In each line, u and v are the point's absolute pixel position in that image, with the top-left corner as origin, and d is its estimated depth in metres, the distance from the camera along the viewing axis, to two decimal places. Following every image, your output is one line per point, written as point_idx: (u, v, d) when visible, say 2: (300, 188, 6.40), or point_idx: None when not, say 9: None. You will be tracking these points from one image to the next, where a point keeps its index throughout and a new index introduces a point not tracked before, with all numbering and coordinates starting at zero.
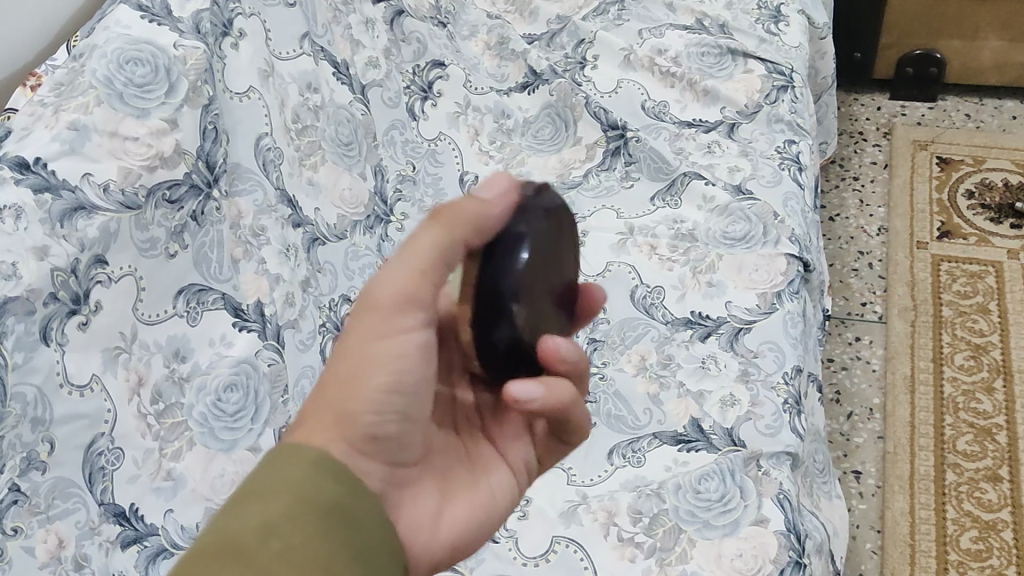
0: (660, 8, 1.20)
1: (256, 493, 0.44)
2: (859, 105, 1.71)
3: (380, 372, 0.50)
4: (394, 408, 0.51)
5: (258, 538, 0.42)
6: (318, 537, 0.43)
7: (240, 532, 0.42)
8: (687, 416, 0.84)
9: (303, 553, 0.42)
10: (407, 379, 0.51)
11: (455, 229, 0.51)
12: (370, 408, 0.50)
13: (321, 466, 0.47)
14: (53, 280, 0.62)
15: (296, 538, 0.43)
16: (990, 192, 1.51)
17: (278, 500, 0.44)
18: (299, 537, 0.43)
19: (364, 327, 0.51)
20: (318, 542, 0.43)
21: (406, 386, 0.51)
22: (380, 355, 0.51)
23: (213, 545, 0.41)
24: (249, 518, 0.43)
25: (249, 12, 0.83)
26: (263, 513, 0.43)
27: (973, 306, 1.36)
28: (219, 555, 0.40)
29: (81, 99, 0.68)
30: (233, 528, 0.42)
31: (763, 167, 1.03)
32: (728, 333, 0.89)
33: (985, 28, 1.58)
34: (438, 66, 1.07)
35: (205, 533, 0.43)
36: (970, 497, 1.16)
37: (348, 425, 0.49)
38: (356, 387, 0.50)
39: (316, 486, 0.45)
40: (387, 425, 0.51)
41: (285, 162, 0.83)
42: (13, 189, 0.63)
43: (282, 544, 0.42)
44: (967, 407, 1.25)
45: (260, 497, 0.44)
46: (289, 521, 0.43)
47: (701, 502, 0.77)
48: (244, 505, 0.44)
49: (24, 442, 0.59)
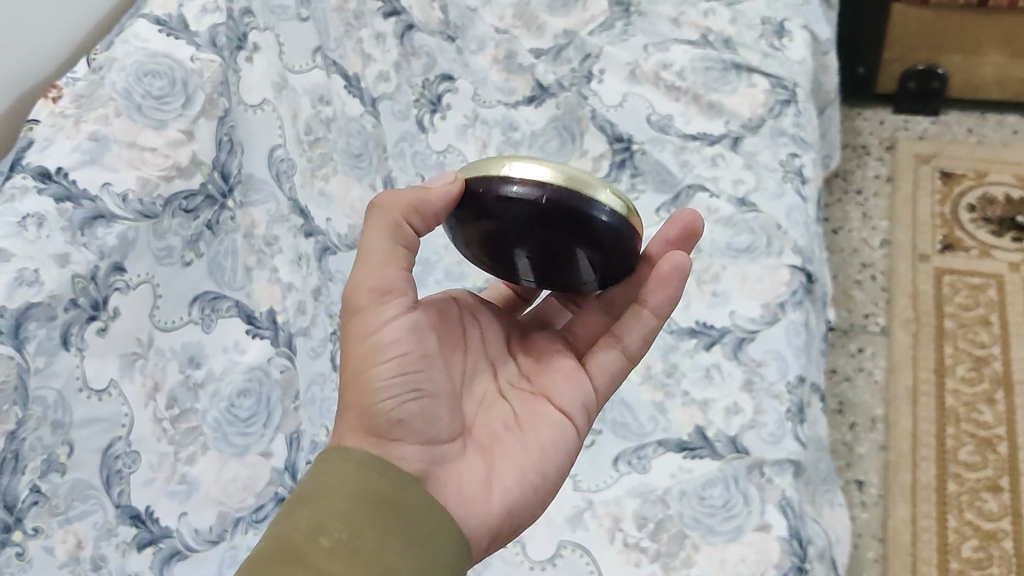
0: (665, 23, 1.22)
1: (310, 494, 0.51)
2: (863, 118, 1.72)
3: (380, 362, 0.56)
4: (404, 387, 0.57)
5: (308, 539, 0.48)
6: (366, 529, 0.49)
7: (293, 531, 0.49)
8: (692, 424, 0.85)
9: (352, 544, 0.48)
10: (408, 360, 0.57)
11: (397, 211, 0.57)
12: (380, 397, 0.56)
13: (366, 465, 0.52)
14: (74, 287, 0.63)
15: (343, 535, 0.48)
16: (992, 206, 1.53)
17: (327, 500, 0.50)
18: (346, 532, 0.49)
19: (354, 329, 0.58)
20: (368, 533, 0.49)
21: (408, 367, 0.57)
22: (377, 348, 0.57)
23: (271, 549, 0.48)
24: (302, 518, 0.49)
25: (263, 27, 0.85)
26: (314, 513, 0.49)
27: (974, 318, 1.37)
28: (276, 555, 0.47)
29: (101, 111, 0.70)
30: (288, 527, 0.49)
31: (767, 179, 1.05)
32: (731, 342, 0.91)
33: (987, 43, 1.60)
34: (447, 80, 1.09)
35: (268, 532, 0.50)
36: (971, 506, 1.17)
37: (367, 418, 0.56)
38: (363, 381, 0.56)
39: (364, 484, 0.51)
40: (401, 407, 0.56)
41: (298, 173, 0.85)
42: (36, 198, 0.65)
43: (331, 540, 0.48)
44: (969, 417, 1.26)
45: (314, 494, 0.51)
46: (340, 519, 0.49)
47: (706, 508, 0.78)
48: (300, 504, 0.50)
49: (45, 444, 0.60)
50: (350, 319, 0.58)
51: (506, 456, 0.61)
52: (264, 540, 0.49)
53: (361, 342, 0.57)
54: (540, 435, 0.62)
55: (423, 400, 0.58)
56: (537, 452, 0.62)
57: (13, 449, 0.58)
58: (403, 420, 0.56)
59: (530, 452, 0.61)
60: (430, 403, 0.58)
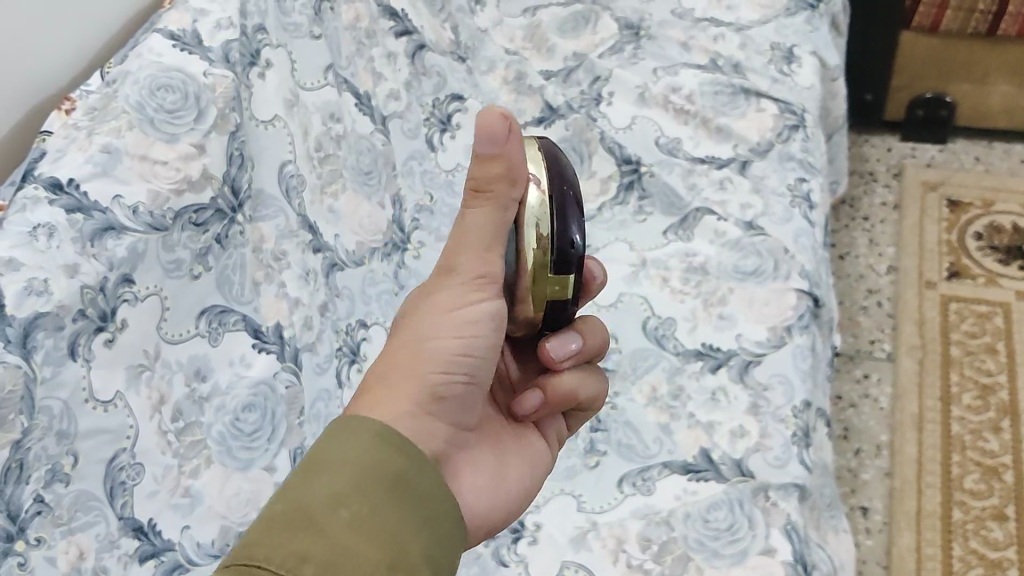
0: (675, 47, 1.23)
1: (322, 466, 0.46)
2: (870, 145, 1.73)
3: (449, 338, 0.56)
4: (463, 367, 0.56)
5: (328, 509, 0.44)
6: (380, 506, 0.45)
7: (311, 502, 0.44)
8: (697, 446, 0.85)
9: (372, 519, 0.44)
10: (477, 346, 0.56)
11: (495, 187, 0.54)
12: (435, 373, 0.55)
13: (383, 437, 0.48)
14: (83, 297, 0.63)
15: (363, 508, 0.44)
16: (999, 234, 1.53)
17: (338, 472, 0.45)
18: (366, 506, 0.44)
19: (439, 303, 0.56)
20: (388, 512, 0.45)
21: (475, 352, 0.56)
22: (458, 323, 0.56)
23: (285, 517, 0.43)
24: (320, 488, 0.45)
25: (276, 44, 0.85)
26: (331, 485, 0.45)
27: (980, 346, 1.37)
28: (290, 522, 0.43)
29: (114, 124, 0.70)
30: (305, 496, 0.44)
31: (775, 204, 1.04)
32: (737, 365, 0.90)
33: (995, 73, 1.60)
34: (457, 100, 1.10)
35: (278, 498, 0.45)
36: (976, 535, 1.16)
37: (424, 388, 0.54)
38: (435, 352, 0.55)
39: (378, 459, 0.47)
40: (453, 386, 0.56)
41: (307, 189, 0.86)
42: (47, 208, 0.65)
43: (352, 513, 0.44)
44: (975, 445, 1.25)
45: (331, 463, 0.46)
46: (359, 492, 0.45)
47: (710, 531, 0.78)
48: (316, 472, 0.46)
49: (49, 454, 0.60)
50: (440, 294, 0.57)
51: (506, 461, 0.63)
52: (275, 502, 0.45)
53: (438, 316, 0.56)
54: (529, 444, 0.66)
55: (470, 386, 0.57)
56: (528, 461, 0.65)
57: (18, 459, 0.58)
58: (460, 401, 0.56)
59: (526, 462, 0.65)
60: (476, 392, 0.58)
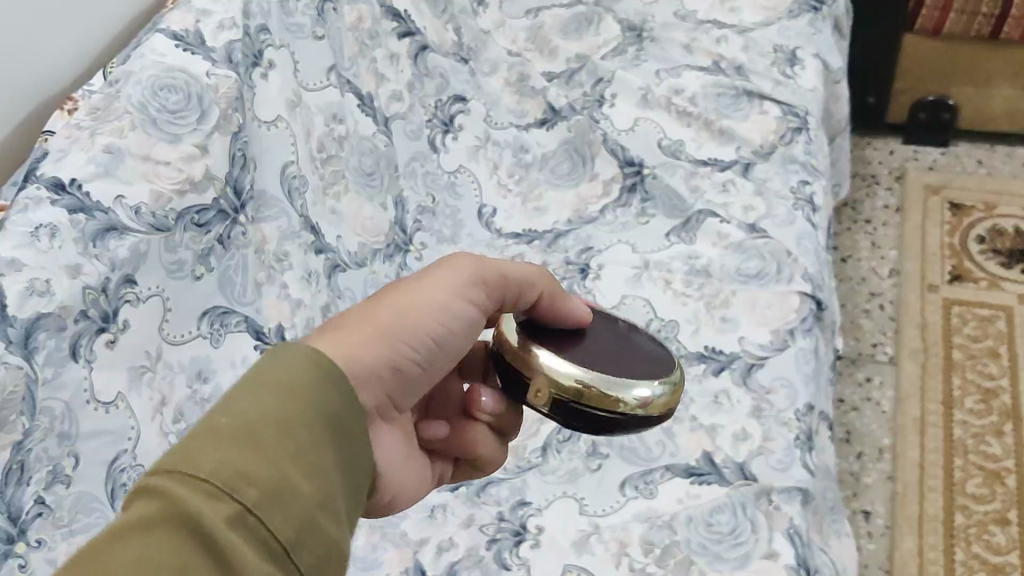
0: (677, 49, 1.23)
1: (266, 386, 0.40)
2: (872, 148, 1.72)
3: (431, 319, 0.51)
4: (424, 348, 0.51)
5: (273, 434, 0.39)
6: (325, 452, 0.40)
7: (254, 419, 0.39)
8: (699, 449, 0.84)
9: (310, 461, 0.39)
10: (450, 340, 0.53)
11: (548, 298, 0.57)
12: (404, 346, 0.50)
13: (323, 373, 0.42)
14: (85, 298, 0.63)
15: (306, 446, 0.39)
16: (1001, 237, 1.53)
17: (289, 399, 0.40)
18: (310, 443, 0.40)
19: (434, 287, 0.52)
20: (327, 463, 0.40)
21: (445, 346, 0.52)
22: (433, 310, 0.51)
23: (226, 431, 0.38)
24: (263, 406, 0.39)
25: (279, 44, 0.85)
26: (274, 412, 0.39)
27: (983, 350, 1.37)
28: (231, 438, 0.37)
29: (116, 124, 0.70)
30: (247, 411, 0.39)
31: (778, 207, 1.04)
32: (740, 368, 0.90)
33: (998, 76, 1.60)
34: (460, 101, 1.10)
35: (216, 406, 0.39)
36: (979, 539, 1.16)
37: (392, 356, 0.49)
38: (415, 328, 0.50)
39: (329, 395, 0.42)
40: (410, 354, 0.50)
41: (310, 190, 0.86)
42: (49, 208, 0.64)
43: (298, 443, 0.39)
44: (977, 449, 1.25)
45: (273, 389, 0.40)
46: (305, 427, 0.40)
47: (712, 534, 0.77)
48: (257, 391, 0.40)
49: (51, 455, 0.60)
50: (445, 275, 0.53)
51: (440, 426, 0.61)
52: (212, 415, 0.39)
53: (424, 294, 0.52)
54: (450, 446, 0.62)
55: (426, 360, 0.52)
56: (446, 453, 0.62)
57: (19, 460, 0.58)
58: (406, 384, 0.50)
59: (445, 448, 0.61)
60: (432, 368, 0.53)
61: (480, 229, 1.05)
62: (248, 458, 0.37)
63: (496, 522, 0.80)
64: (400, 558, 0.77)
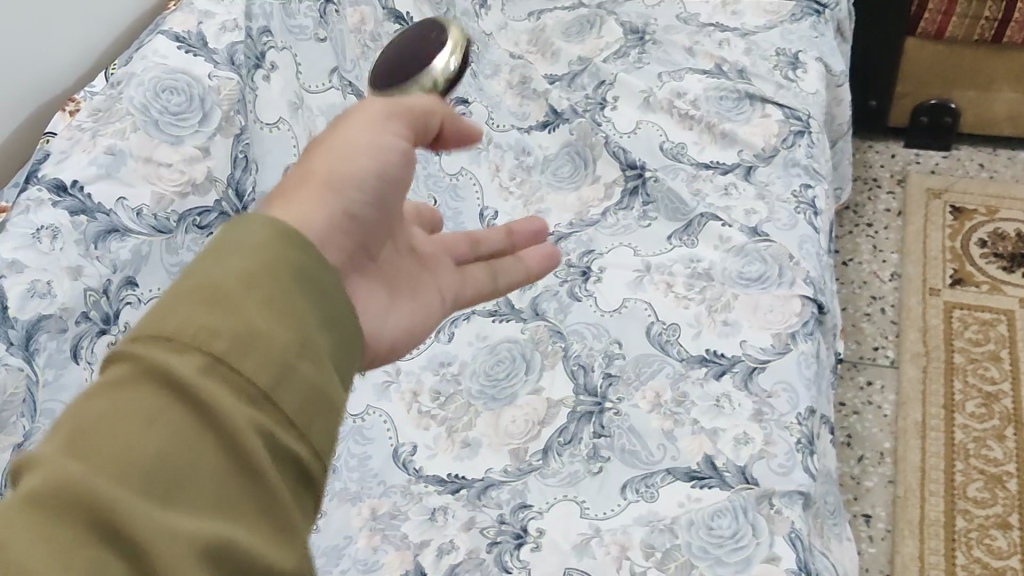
0: (680, 52, 1.23)
1: (217, 251, 0.40)
2: (874, 151, 1.73)
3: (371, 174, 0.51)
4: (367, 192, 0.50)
5: (235, 287, 0.38)
6: (283, 299, 0.39)
7: (217, 277, 0.38)
8: (700, 453, 0.83)
9: (278, 307, 0.38)
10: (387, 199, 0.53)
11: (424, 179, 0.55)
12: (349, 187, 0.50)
13: (278, 230, 0.41)
14: (87, 300, 0.63)
15: (270, 292, 0.39)
16: (1003, 241, 1.52)
17: (238, 261, 0.39)
18: (271, 292, 0.39)
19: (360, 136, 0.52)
20: (294, 303, 0.39)
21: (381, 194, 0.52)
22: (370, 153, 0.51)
23: (191, 292, 0.37)
24: (223, 268, 0.39)
25: (281, 46, 0.85)
26: (232, 267, 0.39)
27: (984, 353, 1.36)
28: (195, 297, 0.37)
29: (117, 125, 0.70)
30: (210, 273, 0.38)
31: (780, 210, 1.04)
32: (742, 371, 0.90)
33: (1000, 80, 1.59)
34: (462, 103, 1.11)
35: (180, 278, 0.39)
36: (980, 544, 1.16)
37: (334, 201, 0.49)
38: (346, 174, 0.49)
39: (280, 244, 0.41)
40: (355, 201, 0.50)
41: None
42: (50, 209, 0.64)
43: (261, 294, 0.38)
44: (978, 453, 1.25)
45: (228, 250, 0.40)
46: (266, 276, 0.39)
47: (713, 538, 0.76)
48: (214, 255, 0.39)
49: None
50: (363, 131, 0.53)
51: (397, 297, 0.58)
52: (190, 280, 0.39)
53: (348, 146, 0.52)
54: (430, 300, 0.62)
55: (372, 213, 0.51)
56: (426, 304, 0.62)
57: None
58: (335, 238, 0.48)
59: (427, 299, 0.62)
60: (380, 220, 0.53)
61: (482, 231, 1.06)
62: (210, 313, 0.36)
63: (496, 524, 0.79)
64: (400, 561, 0.77)
